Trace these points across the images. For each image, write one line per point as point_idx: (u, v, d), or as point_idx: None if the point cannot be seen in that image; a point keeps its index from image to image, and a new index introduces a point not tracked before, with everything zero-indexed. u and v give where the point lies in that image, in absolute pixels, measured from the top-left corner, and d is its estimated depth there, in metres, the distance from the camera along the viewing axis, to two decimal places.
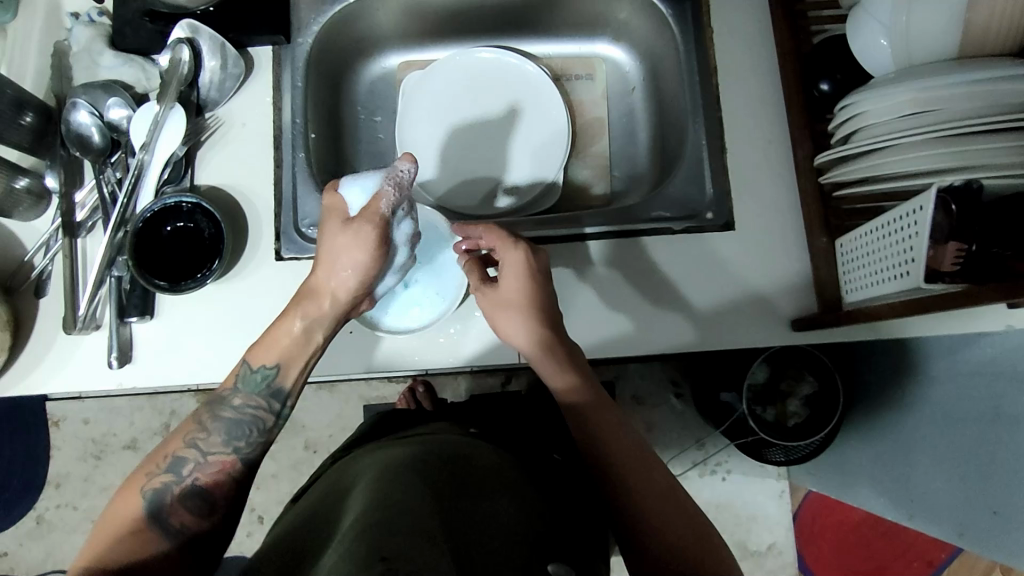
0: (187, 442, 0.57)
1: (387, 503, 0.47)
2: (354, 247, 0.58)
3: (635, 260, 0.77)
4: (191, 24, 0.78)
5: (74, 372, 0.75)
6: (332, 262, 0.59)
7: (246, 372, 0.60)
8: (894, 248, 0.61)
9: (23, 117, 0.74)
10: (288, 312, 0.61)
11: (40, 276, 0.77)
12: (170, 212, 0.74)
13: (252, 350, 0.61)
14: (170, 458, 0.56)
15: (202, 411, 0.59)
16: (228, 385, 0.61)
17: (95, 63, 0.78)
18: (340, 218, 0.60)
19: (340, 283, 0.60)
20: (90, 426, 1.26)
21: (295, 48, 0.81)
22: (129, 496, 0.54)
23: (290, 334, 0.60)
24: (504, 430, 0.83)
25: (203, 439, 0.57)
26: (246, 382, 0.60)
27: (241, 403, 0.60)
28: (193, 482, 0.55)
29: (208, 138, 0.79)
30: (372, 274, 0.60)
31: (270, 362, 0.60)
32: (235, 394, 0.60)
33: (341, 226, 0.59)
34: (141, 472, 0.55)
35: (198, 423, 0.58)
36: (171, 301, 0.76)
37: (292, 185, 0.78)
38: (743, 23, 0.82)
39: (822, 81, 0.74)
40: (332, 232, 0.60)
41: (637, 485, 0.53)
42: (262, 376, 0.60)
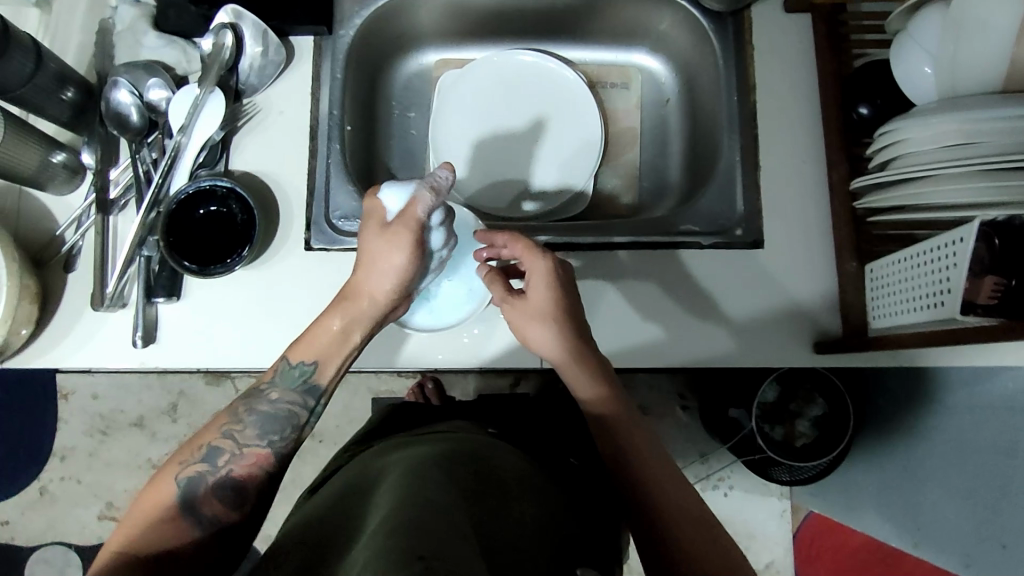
0: (222, 433, 0.58)
1: (420, 502, 0.47)
2: (392, 250, 0.58)
3: (662, 273, 0.77)
4: (235, 10, 0.78)
5: (97, 348, 0.76)
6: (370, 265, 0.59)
7: (287, 368, 0.60)
8: (927, 277, 0.61)
9: (64, 92, 0.74)
10: (327, 311, 0.60)
11: (70, 251, 0.77)
12: (204, 195, 0.75)
13: (292, 347, 0.60)
14: (205, 448, 0.57)
15: (240, 402, 0.60)
16: (266, 379, 0.61)
17: (138, 42, 0.78)
18: (379, 222, 0.60)
19: (380, 286, 0.59)
20: (99, 400, 1.26)
21: (336, 40, 0.81)
22: (162, 483, 0.55)
23: (329, 332, 0.60)
24: (520, 431, 0.83)
25: (239, 430, 0.58)
26: (284, 378, 0.60)
27: (276, 397, 0.60)
28: (228, 474, 0.56)
29: (245, 123, 0.79)
30: (412, 277, 0.60)
31: (308, 361, 0.60)
32: (273, 389, 0.60)
33: (378, 231, 0.59)
34: (175, 460, 0.56)
35: (233, 415, 0.59)
36: (198, 284, 0.77)
37: (326, 177, 0.79)
38: (784, 41, 0.81)
39: (861, 105, 0.74)
40: (372, 232, 0.60)
41: (665, 505, 0.53)
42: (300, 373, 0.60)
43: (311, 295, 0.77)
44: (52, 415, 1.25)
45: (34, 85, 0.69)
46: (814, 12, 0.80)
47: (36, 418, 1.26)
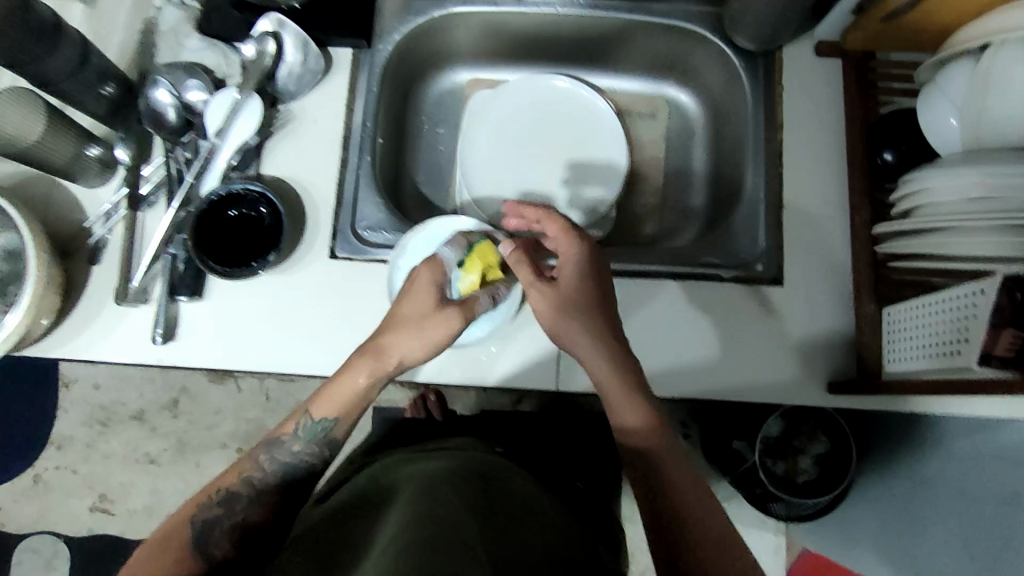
0: (241, 478, 0.61)
1: (427, 526, 0.48)
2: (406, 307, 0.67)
3: (680, 303, 0.78)
4: (278, 18, 0.79)
5: (116, 342, 0.76)
6: (408, 333, 0.65)
7: (309, 423, 0.63)
8: (943, 327, 0.62)
9: (104, 87, 0.74)
10: (355, 365, 0.64)
11: (96, 244, 0.78)
12: (234, 198, 0.76)
13: (316, 402, 0.64)
14: (221, 492, 0.60)
15: (260, 449, 0.63)
16: (285, 429, 0.64)
17: (179, 45, 0.80)
18: (430, 294, 0.67)
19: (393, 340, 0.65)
20: (95, 392, 1.18)
21: (375, 53, 0.82)
22: (178, 522, 0.58)
23: (349, 387, 0.64)
24: (527, 451, 0.84)
25: (257, 476, 0.61)
26: (304, 432, 0.63)
27: (297, 448, 0.63)
28: (241, 518, 0.59)
29: (278, 129, 0.80)
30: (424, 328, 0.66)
31: (331, 416, 0.64)
32: (295, 441, 0.63)
33: (423, 301, 0.66)
34: (192, 504, 0.59)
35: (253, 461, 0.62)
36: (221, 285, 0.77)
37: (355, 187, 0.79)
38: (813, 84, 0.83)
39: (885, 151, 0.76)
40: (416, 302, 0.67)
41: (683, 513, 0.53)
42: (320, 427, 0.63)
43: (332, 303, 0.77)
44: (54, 404, 1.17)
45: (76, 80, 0.70)
46: (843, 58, 0.82)
47: (34, 404, 1.18)
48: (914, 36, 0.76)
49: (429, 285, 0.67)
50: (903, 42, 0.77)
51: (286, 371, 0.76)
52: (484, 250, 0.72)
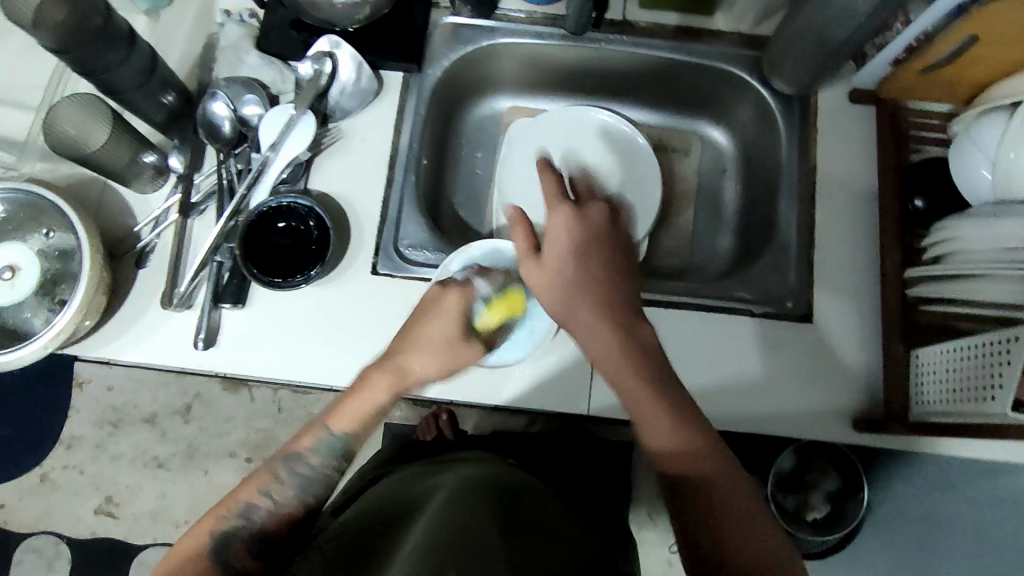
0: (260, 492, 0.62)
1: (451, 535, 0.51)
2: (430, 325, 0.68)
3: (713, 335, 0.80)
4: (333, 40, 0.82)
5: (159, 345, 0.78)
6: (426, 352, 0.66)
7: (326, 437, 0.65)
8: (976, 370, 0.64)
9: (166, 97, 0.77)
10: (375, 380, 0.65)
11: (144, 248, 0.79)
12: (284, 210, 0.77)
13: (335, 414, 0.65)
14: (241, 504, 0.61)
15: (277, 462, 0.64)
16: (302, 442, 0.65)
17: (239, 60, 0.83)
18: (455, 317, 0.69)
19: (416, 362, 0.66)
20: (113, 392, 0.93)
21: (424, 78, 0.86)
22: (199, 534, 0.60)
23: (369, 402, 0.65)
24: (539, 461, 0.84)
25: (276, 489, 0.62)
26: (324, 445, 0.64)
27: (316, 462, 0.64)
28: (261, 530, 0.61)
29: (327, 146, 0.83)
30: (447, 346, 0.67)
31: (349, 428, 0.65)
32: (313, 454, 0.64)
33: (444, 323, 0.68)
34: (214, 516, 0.61)
35: (270, 474, 0.63)
36: (264, 294, 0.79)
37: (399, 206, 0.82)
38: (846, 129, 0.86)
39: (916, 197, 0.78)
40: (441, 326, 0.68)
41: (719, 506, 0.53)
42: (339, 441, 0.65)
43: (371, 316, 0.79)
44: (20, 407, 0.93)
45: (142, 91, 0.72)
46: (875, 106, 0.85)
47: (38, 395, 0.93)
48: (947, 90, 0.79)
49: (454, 309, 0.69)
50: (936, 94, 0.80)
51: (322, 382, 0.78)
52: (516, 300, 0.77)
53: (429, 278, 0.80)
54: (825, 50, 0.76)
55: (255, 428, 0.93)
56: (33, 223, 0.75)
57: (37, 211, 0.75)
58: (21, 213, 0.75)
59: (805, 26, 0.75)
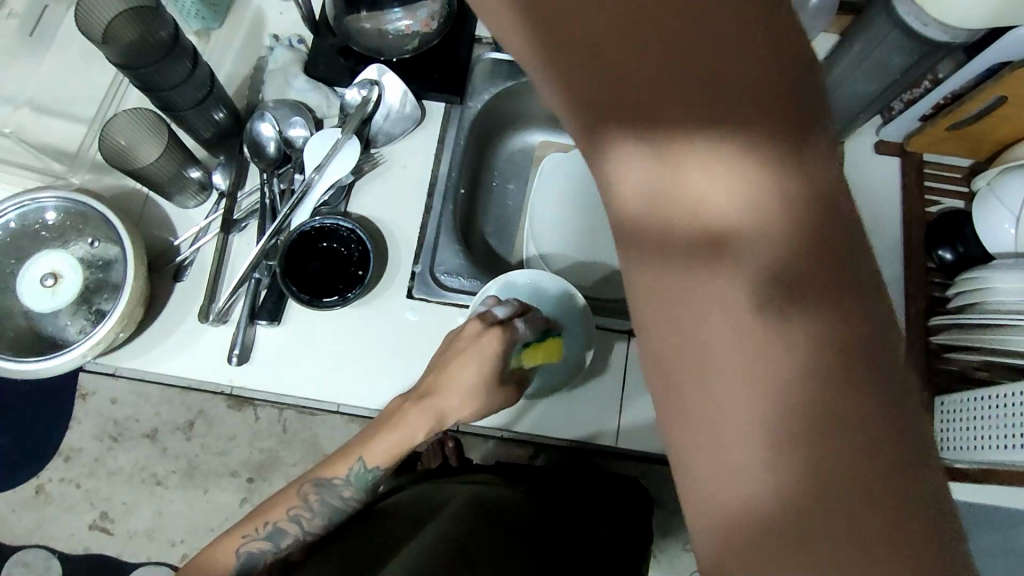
0: (289, 515, 0.63)
1: (455, 539, 0.58)
2: (470, 364, 0.67)
3: None
4: (379, 68, 0.84)
5: (193, 359, 0.78)
6: (465, 396, 0.67)
7: (359, 469, 0.65)
8: (1003, 421, 0.65)
9: (217, 113, 0.78)
10: (412, 418, 0.66)
11: (182, 262, 0.80)
12: (325, 232, 0.79)
13: (369, 449, 0.65)
14: (270, 525, 0.62)
15: (305, 484, 0.64)
16: (334, 470, 0.65)
17: (286, 83, 0.84)
18: (493, 359, 0.67)
19: (450, 401, 0.67)
20: (117, 403, 0.89)
21: (464, 109, 0.88)
22: (225, 549, 0.61)
23: (404, 439, 0.65)
24: (562, 467, 0.83)
25: (305, 516, 0.64)
26: (355, 479, 0.65)
27: (349, 494, 0.65)
28: (283, 556, 0.63)
29: (369, 171, 0.85)
30: (488, 382, 0.68)
31: (382, 464, 0.65)
32: (346, 487, 0.64)
33: (481, 370, 0.67)
34: (238, 532, 0.62)
35: (301, 498, 0.63)
36: (299, 313, 0.80)
37: (436, 232, 0.84)
38: (872, 178, 0.88)
39: (943, 249, 0.81)
40: (472, 369, 0.67)
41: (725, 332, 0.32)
42: (370, 475, 0.65)
43: (404, 340, 0.80)
44: (25, 418, 0.90)
45: (198, 109, 0.74)
46: (901, 158, 0.88)
47: (43, 405, 0.90)
48: (972, 146, 0.82)
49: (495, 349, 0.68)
50: (962, 150, 0.83)
51: (353, 402, 0.78)
52: (552, 346, 0.75)
53: (464, 304, 0.81)
54: None
55: (260, 448, 0.90)
56: (77, 232, 0.76)
57: (84, 221, 0.76)
58: (66, 221, 0.76)
59: None
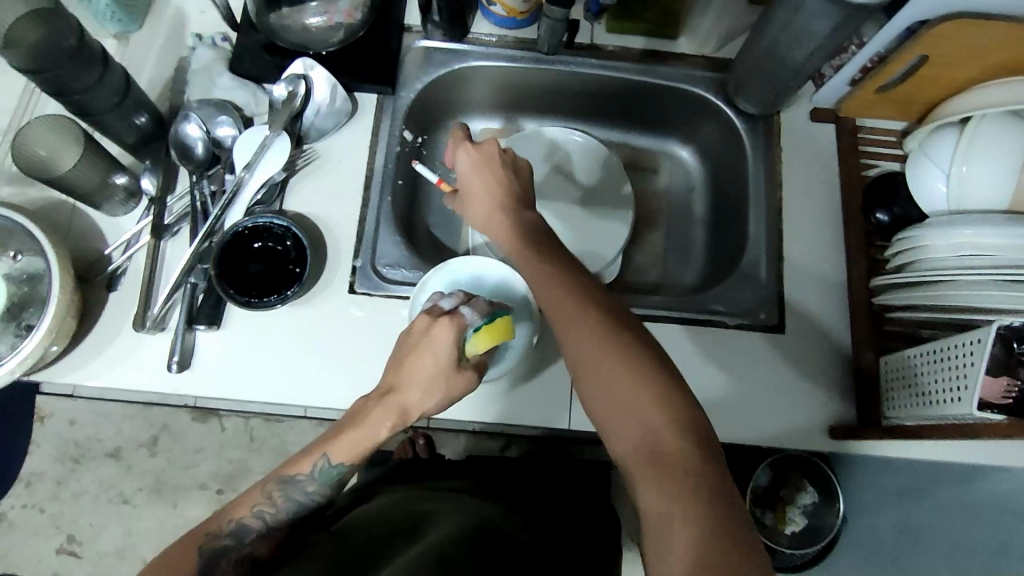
0: (252, 512, 0.62)
1: (444, 549, 0.55)
2: (424, 359, 0.64)
3: (690, 346, 0.81)
4: (305, 63, 0.82)
5: (132, 370, 0.76)
6: (426, 389, 0.64)
7: (324, 466, 0.63)
8: (947, 375, 0.65)
9: (138, 118, 0.76)
10: (375, 417, 0.63)
11: (115, 271, 0.78)
12: (258, 231, 0.77)
13: (333, 446, 0.63)
14: (234, 522, 0.61)
15: (271, 482, 0.63)
16: (298, 467, 0.63)
17: (211, 82, 0.83)
18: (448, 350, 0.63)
19: (415, 401, 0.64)
20: (74, 425, 0.96)
21: (397, 99, 0.87)
22: (187, 550, 0.59)
23: (372, 437, 0.63)
24: (531, 481, 0.81)
25: (270, 512, 0.62)
26: (320, 475, 0.63)
27: (313, 489, 0.63)
28: (250, 552, 0.60)
29: (302, 167, 0.83)
30: (449, 375, 0.64)
31: (346, 461, 0.63)
32: (309, 481, 0.63)
33: (438, 364, 0.63)
34: (201, 530, 0.60)
35: (265, 495, 0.62)
36: (239, 316, 0.78)
37: (376, 225, 0.83)
38: (810, 145, 0.88)
39: (877, 212, 0.81)
40: (427, 361, 0.64)
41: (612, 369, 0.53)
42: (334, 471, 0.63)
43: (349, 335, 0.79)
44: None
45: (116, 112, 0.72)
46: (836, 124, 0.88)
47: None
48: (902, 108, 0.82)
49: (449, 343, 0.63)
50: (893, 112, 0.84)
51: (301, 403, 0.77)
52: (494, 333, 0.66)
53: (406, 296, 0.80)
54: (787, 69, 0.79)
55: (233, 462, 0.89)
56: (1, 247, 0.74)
57: (7, 235, 0.74)
58: None
59: (769, 45, 0.78)
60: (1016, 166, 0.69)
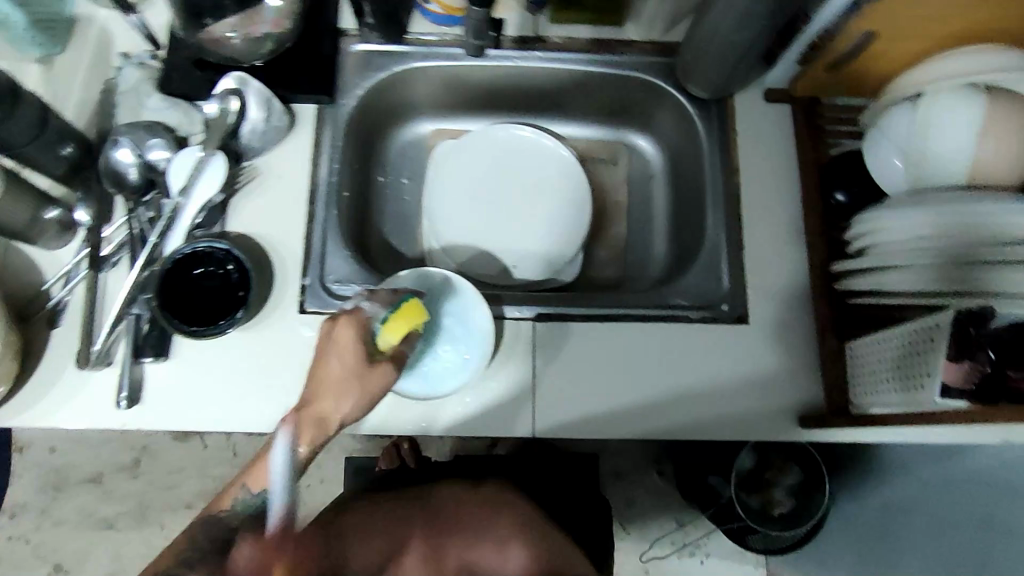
0: (177, 562, 0.56)
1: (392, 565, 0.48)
2: (333, 362, 0.62)
3: (652, 343, 0.79)
4: (240, 77, 0.80)
5: (79, 409, 0.74)
6: (339, 391, 0.61)
7: (244, 497, 0.58)
8: (912, 364, 0.63)
9: (65, 148, 0.74)
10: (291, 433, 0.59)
11: (56, 306, 0.76)
12: (199, 257, 0.75)
13: (251, 474, 0.58)
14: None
15: (196, 527, 0.58)
16: (222, 504, 0.59)
17: (140, 104, 0.81)
18: (354, 349, 0.63)
19: (329, 405, 0.61)
20: (55, 453, 1.09)
21: (338, 109, 0.84)
22: None
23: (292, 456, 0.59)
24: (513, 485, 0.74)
25: (195, 557, 0.56)
26: (241, 507, 0.58)
27: (237, 522, 0.58)
28: None
29: (242, 186, 0.80)
30: (362, 373, 0.63)
31: (267, 487, 0.58)
32: (232, 516, 0.58)
33: (348, 362, 0.62)
34: None
35: (190, 543, 0.57)
36: (187, 344, 0.76)
37: (323, 240, 0.80)
38: (767, 127, 0.85)
39: (837, 192, 0.79)
40: (337, 364, 0.62)
41: None
42: (256, 500, 0.58)
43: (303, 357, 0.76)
44: None
45: (38, 144, 0.70)
46: (791, 104, 0.85)
47: None
48: (856, 85, 0.80)
49: (354, 339, 0.63)
50: (847, 88, 0.81)
51: (256, 431, 0.75)
52: (405, 314, 0.67)
53: None
54: (734, 53, 0.76)
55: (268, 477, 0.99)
56: None
57: None
58: None
59: (711, 30, 0.75)
60: (976, 138, 0.67)
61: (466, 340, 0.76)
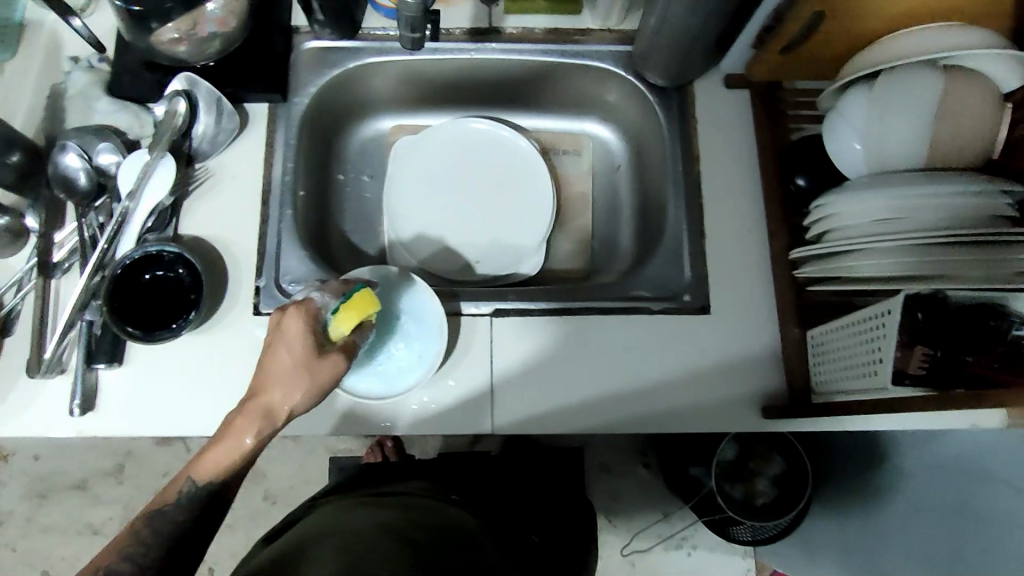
0: (121, 556, 0.55)
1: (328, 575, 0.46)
2: (280, 352, 0.60)
3: (613, 336, 0.78)
4: (188, 77, 0.79)
5: (35, 417, 0.73)
6: (287, 380, 0.59)
7: (190, 489, 0.57)
8: (867, 348, 0.62)
9: (10, 156, 0.74)
10: (237, 425, 0.58)
11: (8, 314, 0.75)
12: (150, 260, 0.74)
13: (196, 466, 0.57)
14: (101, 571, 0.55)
15: (140, 520, 0.57)
16: (168, 495, 0.58)
17: (90, 107, 0.79)
18: (302, 338, 0.60)
19: (276, 396, 0.58)
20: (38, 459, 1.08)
21: (291, 108, 0.83)
22: None
23: (238, 449, 0.58)
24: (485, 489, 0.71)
25: (139, 552, 0.56)
26: (188, 498, 0.57)
27: (183, 512, 0.57)
28: None
29: (194, 188, 0.79)
30: (312, 363, 0.60)
31: (215, 478, 0.57)
32: (178, 509, 0.57)
33: (295, 352, 0.60)
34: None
35: (132, 537, 0.56)
36: (141, 348, 0.75)
37: (277, 240, 0.79)
38: (726, 115, 0.84)
39: (798, 176, 0.77)
40: (285, 353, 0.60)
41: None
42: (203, 492, 0.57)
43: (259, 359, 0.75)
44: None
45: None
46: (750, 90, 0.84)
47: None
48: (813, 68, 0.79)
49: (302, 329, 0.61)
50: (804, 73, 0.80)
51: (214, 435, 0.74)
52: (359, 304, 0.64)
53: None
54: (685, 40, 0.75)
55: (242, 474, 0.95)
56: None
57: None
58: None
59: (660, 17, 0.74)
60: (929, 119, 0.66)
61: (422, 337, 0.76)
